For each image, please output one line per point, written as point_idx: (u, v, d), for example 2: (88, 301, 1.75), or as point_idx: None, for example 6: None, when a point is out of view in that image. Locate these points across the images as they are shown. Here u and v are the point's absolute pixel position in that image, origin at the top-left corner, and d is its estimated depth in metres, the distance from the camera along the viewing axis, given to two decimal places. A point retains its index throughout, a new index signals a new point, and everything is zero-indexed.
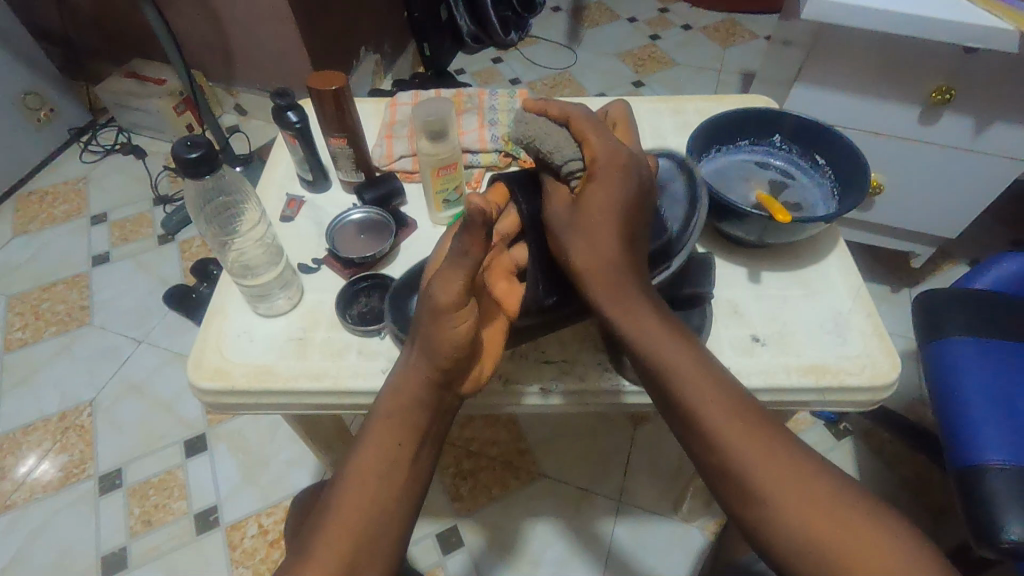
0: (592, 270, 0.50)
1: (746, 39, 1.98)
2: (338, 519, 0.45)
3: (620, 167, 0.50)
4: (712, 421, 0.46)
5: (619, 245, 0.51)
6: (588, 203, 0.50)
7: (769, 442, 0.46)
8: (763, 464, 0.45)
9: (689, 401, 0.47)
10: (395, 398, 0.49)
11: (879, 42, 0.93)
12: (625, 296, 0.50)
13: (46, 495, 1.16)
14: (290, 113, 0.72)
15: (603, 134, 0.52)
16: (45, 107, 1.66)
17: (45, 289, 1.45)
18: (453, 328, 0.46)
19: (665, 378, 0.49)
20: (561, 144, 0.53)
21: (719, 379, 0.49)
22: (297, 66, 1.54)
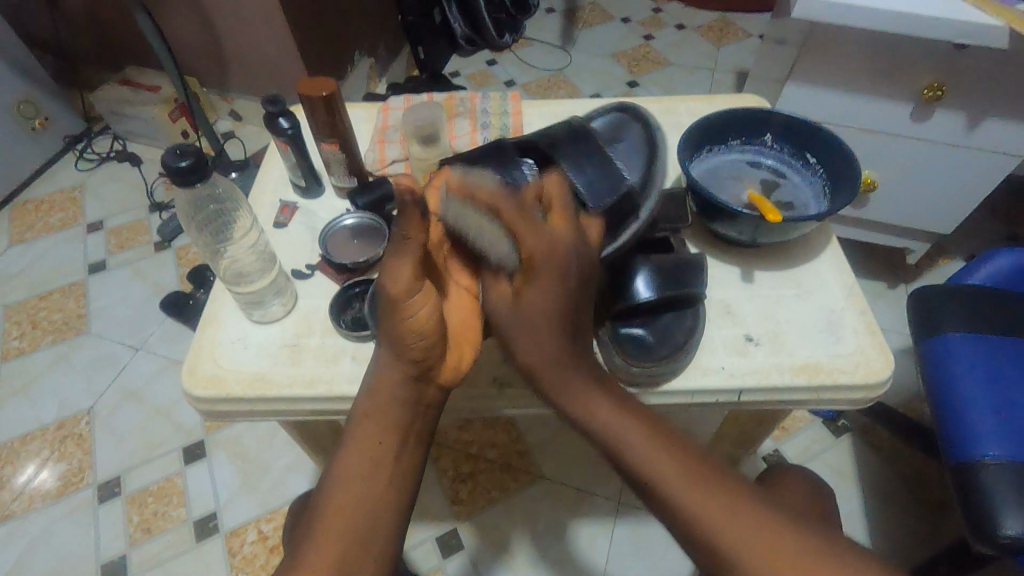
0: (540, 367, 0.50)
1: (740, 38, 1.98)
2: (332, 519, 0.45)
3: (556, 260, 0.49)
4: (649, 466, 0.44)
5: (561, 339, 0.49)
6: (525, 301, 0.50)
7: (710, 481, 0.43)
8: (695, 491, 0.43)
9: (630, 457, 0.45)
10: (374, 396, 0.50)
11: (870, 39, 0.93)
12: (564, 370, 0.49)
13: (44, 504, 1.16)
14: (281, 120, 0.72)
15: (535, 223, 0.49)
16: (39, 115, 1.66)
17: (42, 298, 1.45)
18: (415, 311, 0.47)
19: (603, 433, 0.47)
20: (495, 240, 0.51)
21: (660, 428, 0.47)
22: (291, 71, 1.54)
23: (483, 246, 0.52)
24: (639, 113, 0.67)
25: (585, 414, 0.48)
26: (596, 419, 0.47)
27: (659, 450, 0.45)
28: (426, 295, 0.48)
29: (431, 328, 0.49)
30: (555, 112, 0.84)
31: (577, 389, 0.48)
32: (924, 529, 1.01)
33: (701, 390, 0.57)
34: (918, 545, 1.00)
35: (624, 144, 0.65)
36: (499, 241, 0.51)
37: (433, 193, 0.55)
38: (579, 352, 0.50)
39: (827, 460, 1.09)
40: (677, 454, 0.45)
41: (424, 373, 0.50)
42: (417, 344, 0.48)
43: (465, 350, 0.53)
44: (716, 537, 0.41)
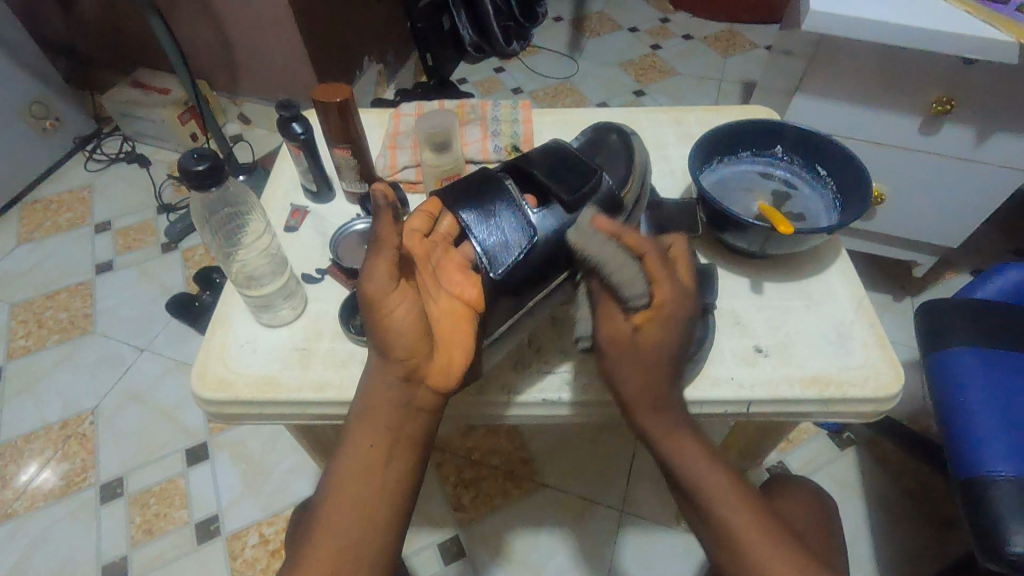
0: (642, 401, 0.53)
1: (746, 49, 1.99)
2: (330, 522, 0.46)
3: (682, 314, 0.50)
4: (729, 523, 0.51)
5: (668, 380, 0.52)
6: (643, 346, 0.51)
7: (781, 546, 0.49)
8: (764, 549, 0.49)
9: (715, 508, 0.51)
10: (367, 398, 0.48)
11: (879, 53, 0.93)
12: (668, 416, 0.53)
13: (46, 503, 1.15)
14: (294, 124, 0.72)
15: (672, 271, 0.51)
16: (50, 116, 1.67)
17: (49, 297, 1.45)
18: (392, 311, 0.46)
19: (694, 486, 0.52)
20: (631, 280, 0.50)
21: (743, 488, 0.53)
22: (301, 76, 1.55)
23: (614, 282, 0.50)
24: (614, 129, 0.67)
25: (683, 467, 0.53)
26: (689, 475, 0.53)
27: (739, 510, 0.51)
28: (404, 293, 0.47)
29: (414, 328, 0.47)
30: (564, 121, 0.84)
31: (676, 439, 0.53)
32: (929, 543, 1.01)
33: (709, 400, 0.57)
34: (923, 559, 0.99)
35: (604, 152, 0.65)
36: (638, 285, 0.50)
37: (422, 216, 0.54)
38: (681, 410, 0.54)
39: (832, 473, 1.08)
40: (755, 516, 0.51)
41: (410, 375, 0.47)
42: (403, 346, 0.47)
43: (456, 351, 0.49)
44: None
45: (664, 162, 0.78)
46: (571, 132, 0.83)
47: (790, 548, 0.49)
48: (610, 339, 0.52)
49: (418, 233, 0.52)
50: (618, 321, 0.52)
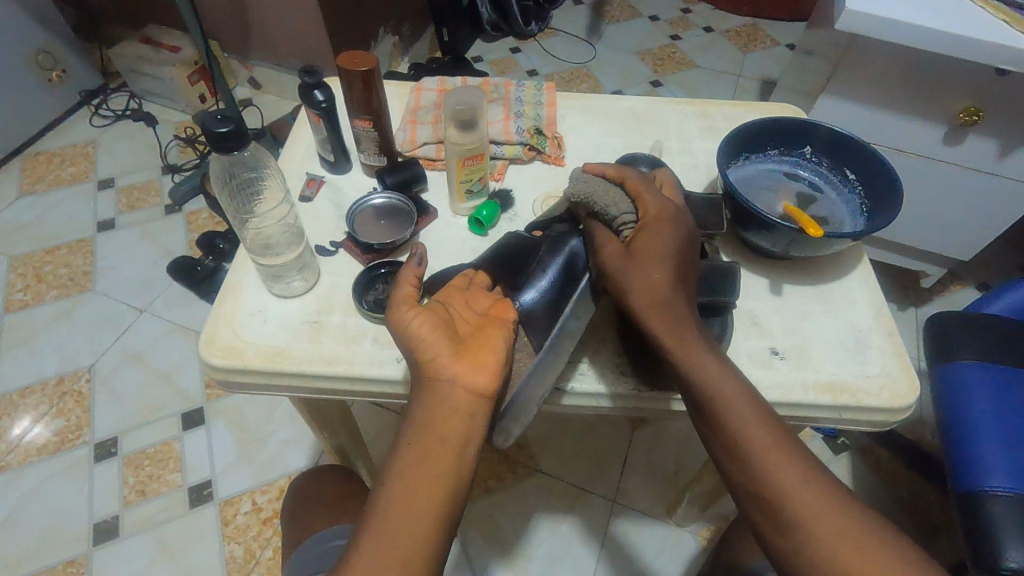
0: (648, 305, 0.51)
1: (768, 46, 1.96)
2: (373, 529, 0.46)
3: (672, 217, 0.55)
4: (738, 428, 0.48)
5: (672, 286, 0.51)
6: (640, 249, 0.53)
7: (792, 456, 0.47)
8: (774, 457, 0.47)
9: (725, 415, 0.49)
10: (417, 403, 0.50)
11: (910, 57, 0.92)
12: (678, 324, 0.51)
13: (40, 458, 1.15)
14: (317, 91, 0.69)
15: (652, 188, 0.57)
16: (57, 67, 1.64)
17: (49, 252, 1.44)
18: (413, 327, 0.50)
19: (705, 392, 0.49)
20: (615, 199, 0.56)
21: (772, 423, 0.49)
22: (316, 42, 1.52)
23: (605, 205, 0.56)
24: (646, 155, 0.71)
25: (693, 372, 0.50)
26: (700, 381, 0.49)
27: (750, 418, 0.48)
28: (417, 312, 0.51)
29: (434, 334, 0.50)
30: (588, 107, 0.83)
31: (684, 340, 0.50)
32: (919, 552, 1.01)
33: None
34: None
35: None
36: (621, 203, 0.56)
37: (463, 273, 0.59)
38: (690, 312, 0.52)
39: None
40: (767, 430, 0.48)
41: (438, 373, 0.49)
42: (427, 351, 0.50)
43: (484, 355, 0.50)
44: (788, 499, 0.46)
45: (688, 156, 0.77)
46: (594, 118, 0.82)
47: (800, 455, 0.48)
48: (607, 252, 0.54)
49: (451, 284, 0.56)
50: (612, 238, 0.55)
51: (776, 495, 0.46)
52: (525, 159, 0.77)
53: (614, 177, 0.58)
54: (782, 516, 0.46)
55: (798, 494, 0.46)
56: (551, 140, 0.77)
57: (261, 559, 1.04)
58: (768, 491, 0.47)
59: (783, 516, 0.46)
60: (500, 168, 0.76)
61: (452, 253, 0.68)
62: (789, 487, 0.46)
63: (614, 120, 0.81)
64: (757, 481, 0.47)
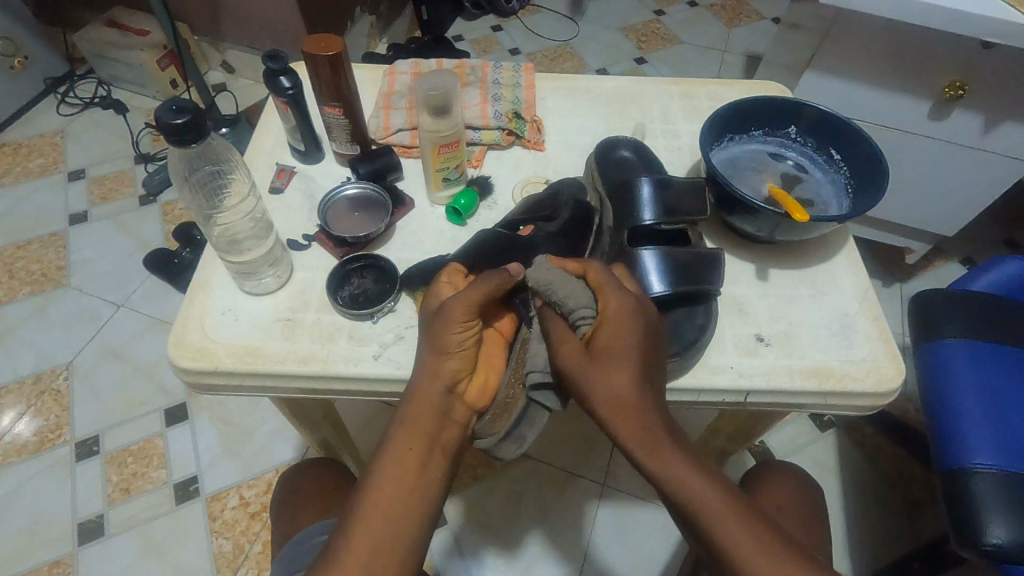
0: (611, 412, 0.49)
1: (753, 19, 1.92)
2: (366, 526, 0.46)
3: (633, 313, 0.51)
4: (716, 527, 0.45)
5: (638, 386, 0.49)
6: (601, 349, 0.50)
7: (779, 554, 0.44)
8: (761, 561, 0.44)
9: (701, 518, 0.46)
10: (408, 409, 0.50)
11: (895, 31, 0.90)
12: (645, 426, 0.49)
13: (20, 459, 1.13)
14: (282, 77, 0.66)
15: (610, 282, 0.52)
16: (19, 53, 1.57)
17: (20, 247, 1.39)
18: (451, 342, 0.50)
19: (682, 497, 0.47)
20: (573, 295, 0.52)
21: (755, 523, 0.46)
22: (289, 23, 1.47)
23: (562, 302, 0.52)
24: (625, 141, 0.69)
25: (665, 477, 0.47)
26: (676, 487, 0.47)
27: (728, 517, 0.46)
28: (466, 332, 0.51)
29: (467, 352, 0.51)
30: (569, 88, 0.80)
31: (654, 443, 0.48)
32: (900, 526, 1.03)
33: (710, 388, 0.56)
34: (895, 542, 1.01)
35: (615, 166, 0.67)
36: (579, 295, 0.52)
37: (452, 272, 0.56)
38: (660, 414, 0.50)
39: (811, 455, 1.10)
40: (753, 535, 0.45)
41: (456, 386, 0.51)
42: (454, 365, 0.50)
43: (489, 375, 0.54)
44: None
45: (671, 137, 0.75)
46: (575, 100, 0.79)
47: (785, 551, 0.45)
48: (565, 354, 0.52)
49: (456, 267, 0.56)
50: (568, 337, 0.52)
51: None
52: (504, 144, 0.74)
53: (574, 268, 0.54)
54: None
55: None
56: (530, 124, 0.75)
57: (250, 554, 1.03)
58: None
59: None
60: (478, 154, 0.74)
61: (429, 244, 0.66)
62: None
63: (595, 101, 0.79)
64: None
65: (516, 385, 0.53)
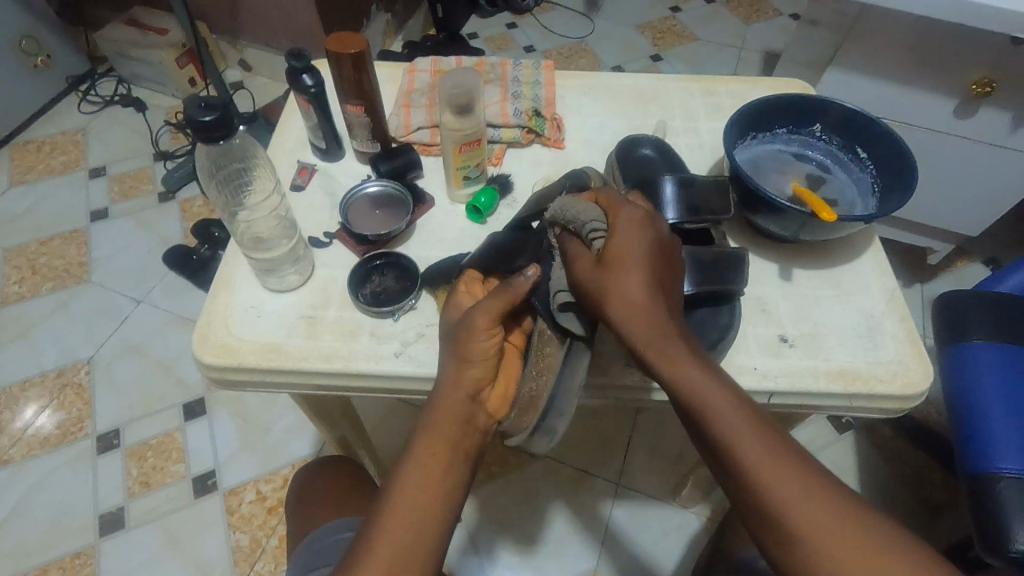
0: (627, 320, 0.47)
1: (770, 16, 1.90)
2: (386, 531, 0.46)
3: (644, 226, 0.50)
4: (734, 439, 0.44)
5: (650, 294, 0.48)
6: (614, 257, 0.49)
7: (788, 456, 0.43)
8: (766, 458, 0.43)
9: (709, 421, 0.45)
10: (431, 416, 0.50)
11: (920, 27, 0.88)
12: (662, 331, 0.47)
13: (43, 451, 1.15)
14: (306, 76, 0.67)
15: (620, 202, 0.51)
16: (42, 52, 1.60)
17: (42, 243, 1.41)
18: (477, 350, 0.50)
19: (691, 399, 0.46)
20: (583, 214, 0.51)
21: (767, 432, 0.44)
22: (306, 21, 1.48)
23: (575, 219, 0.52)
24: (648, 139, 0.69)
25: (674, 381, 0.46)
26: (689, 390, 0.46)
27: (740, 420, 0.44)
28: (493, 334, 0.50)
29: (490, 360, 0.51)
30: (589, 86, 0.80)
31: (666, 348, 0.47)
32: (921, 529, 1.01)
33: None
34: None
35: (634, 164, 0.67)
36: (590, 211, 0.51)
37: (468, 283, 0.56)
38: (675, 320, 0.48)
39: (829, 457, 1.08)
40: (767, 444, 0.44)
41: (478, 394, 0.51)
42: (477, 373, 0.50)
43: (508, 383, 0.53)
44: (786, 506, 0.42)
45: (692, 135, 0.74)
46: (595, 98, 0.79)
47: (801, 459, 0.44)
48: (579, 270, 0.50)
49: (474, 274, 0.56)
50: (583, 253, 0.51)
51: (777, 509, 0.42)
52: (524, 142, 0.74)
53: (589, 196, 0.54)
54: (779, 525, 0.42)
55: (796, 506, 0.42)
56: (550, 122, 0.75)
57: (267, 548, 1.04)
58: (752, 486, 0.43)
59: (784, 531, 0.42)
60: (498, 152, 0.74)
61: (449, 243, 0.66)
62: (794, 508, 0.42)
63: (615, 99, 0.79)
64: (756, 497, 0.43)
65: (538, 378, 0.53)
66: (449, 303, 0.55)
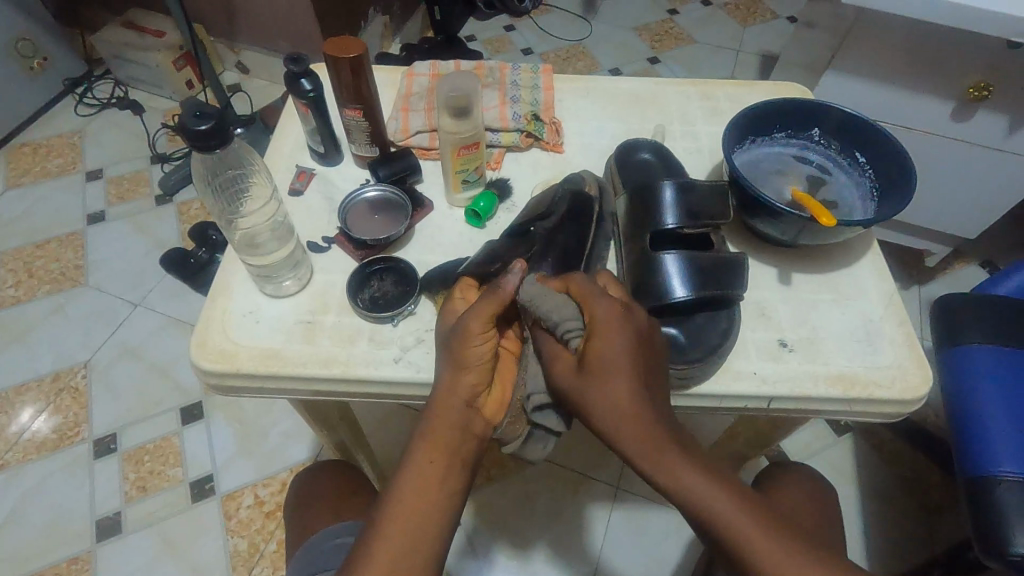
0: (614, 424, 0.47)
1: (768, 18, 1.90)
2: (387, 538, 0.46)
3: (620, 320, 0.49)
4: (738, 537, 0.43)
5: (633, 396, 0.47)
6: (594, 364, 0.48)
7: (793, 548, 0.43)
8: (773, 552, 0.43)
9: (709, 524, 0.44)
10: (428, 422, 0.50)
11: (917, 31, 0.88)
12: (649, 435, 0.46)
13: (39, 455, 1.14)
14: (304, 80, 0.66)
15: (595, 294, 0.51)
16: (39, 55, 1.59)
17: (39, 247, 1.41)
18: (471, 356, 0.50)
19: (686, 501, 0.45)
20: (556, 311, 0.50)
21: (770, 523, 0.44)
22: (303, 24, 1.48)
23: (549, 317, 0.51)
24: (646, 144, 0.69)
25: (669, 484, 0.45)
26: (686, 493, 0.45)
27: (741, 518, 0.44)
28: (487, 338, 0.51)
29: (485, 366, 0.51)
30: (587, 90, 0.80)
31: (657, 449, 0.46)
32: (920, 532, 1.01)
33: (733, 394, 0.55)
34: (912, 548, 1.00)
35: (632, 168, 0.67)
36: (562, 308, 0.50)
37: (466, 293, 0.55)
38: (662, 415, 0.48)
39: (828, 459, 1.08)
40: (771, 535, 0.43)
41: (475, 401, 0.51)
42: (472, 378, 0.50)
43: (505, 389, 0.53)
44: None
45: (691, 139, 0.75)
46: (594, 102, 0.79)
47: (805, 546, 0.43)
48: (561, 373, 0.50)
49: (469, 278, 0.56)
50: (562, 354, 0.51)
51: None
52: (523, 146, 0.74)
53: (558, 285, 0.53)
54: None
55: None
56: (549, 126, 0.75)
57: (265, 552, 1.04)
58: None
59: None
60: (497, 156, 0.73)
61: (448, 247, 0.66)
62: None
63: (613, 102, 0.79)
64: None
65: (530, 383, 0.54)
66: (444, 310, 0.55)
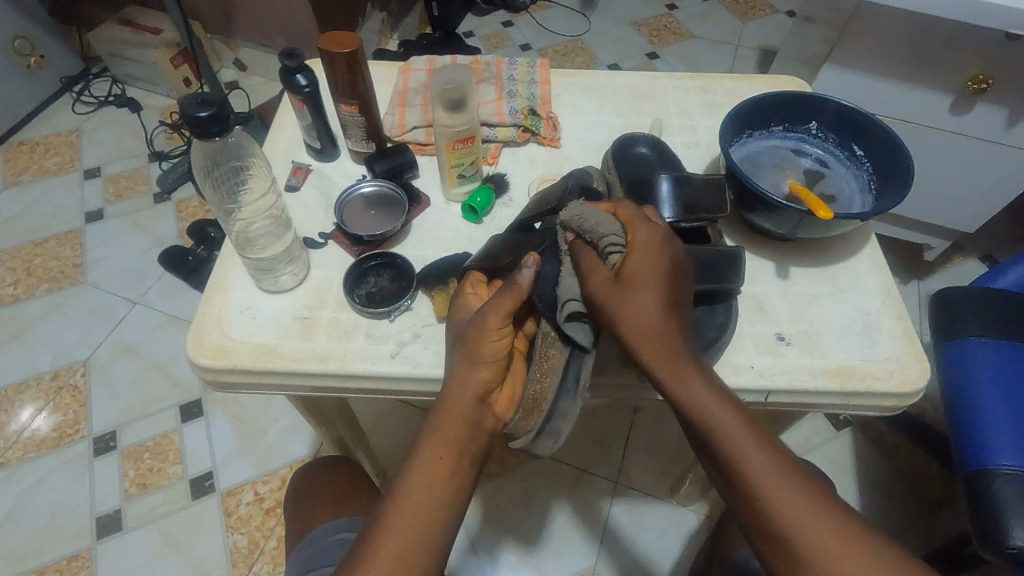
0: (642, 337, 0.48)
1: (767, 13, 1.90)
2: (394, 535, 0.46)
3: (662, 246, 0.50)
4: (743, 459, 0.45)
5: (663, 316, 0.48)
6: (631, 277, 0.49)
7: (793, 476, 0.45)
8: (774, 479, 0.45)
9: (719, 442, 0.46)
10: (438, 418, 0.50)
11: (915, 24, 0.88)
12: (677, 351, 0.48)
13: (39, 453, 1.14)
14: (299, 75, 0.66)
15: (640, 219, 0.52)
16: (36, 53, 1.59)
17: (37, 245, 1.41)
18: (488, 351, 0.50)
19: (702, 417, 0.46)
20: (602, 227, 0.51)
21: (776, 453, 0.46)
22: (301, 20, 1.47)
23: (593, 230, 0.52)
24: (643, 137, 0.69)
25: (684, 400, 0.47)
26: (702, 410, 0.46)
27: (749, 441, 0.45)
28: (503, 335, 0.50)
29: (500, 361, 0.50)
30: (584, 84, 0.80)
31: (677, 369, 0.47)
32: (919, 526, 1.01)
33: (732, 387, 0.55)
34: (912, 542, 1.00)
35: (630, 162, 0.67)
36: (611, 225, 0.52)
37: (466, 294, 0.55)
38: (687, 340, 0.49)
39: (827, 454, 1.08)
40: (774, 462, 0.45)
41: (488, 397, 0.51)
42: (486, 374, 0.50)
43: (511, 386, 0.53)
44: (806, 540, 0.42)
45: (688, 133, 0.74)
46: (591, 96, 0.79)
47: (805, 481, 0.45)
48: (595, 283, 0.51)
49: (479, 276, 0.57)
50: (599, 265, 0.51)
51: (792, 537, 0.43)
52: (519, 141, 0.74)
53: (606, 208, 0.54)
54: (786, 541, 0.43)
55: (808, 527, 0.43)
56: (546, 121, 0.75)
57: (265, 549, 1.04)
58: (762, 505, 0.44)
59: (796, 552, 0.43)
60: (493, 151, 0.73)
61: (445, 242, 0.66)
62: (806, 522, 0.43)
63: (611, 97, 0.78)
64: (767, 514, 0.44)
65: (543, 379, 0.52)
66: (454, 308, 0.55)
